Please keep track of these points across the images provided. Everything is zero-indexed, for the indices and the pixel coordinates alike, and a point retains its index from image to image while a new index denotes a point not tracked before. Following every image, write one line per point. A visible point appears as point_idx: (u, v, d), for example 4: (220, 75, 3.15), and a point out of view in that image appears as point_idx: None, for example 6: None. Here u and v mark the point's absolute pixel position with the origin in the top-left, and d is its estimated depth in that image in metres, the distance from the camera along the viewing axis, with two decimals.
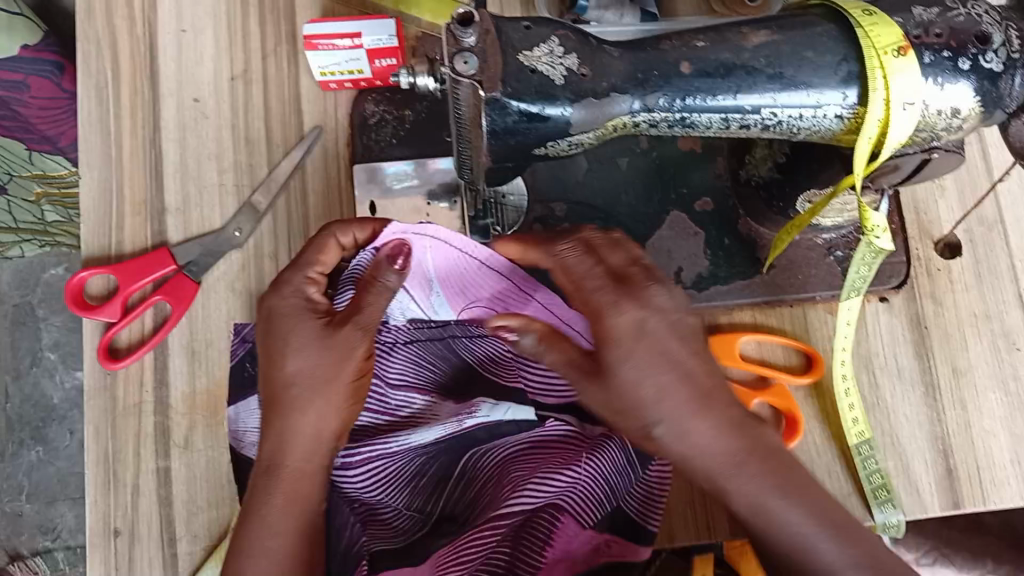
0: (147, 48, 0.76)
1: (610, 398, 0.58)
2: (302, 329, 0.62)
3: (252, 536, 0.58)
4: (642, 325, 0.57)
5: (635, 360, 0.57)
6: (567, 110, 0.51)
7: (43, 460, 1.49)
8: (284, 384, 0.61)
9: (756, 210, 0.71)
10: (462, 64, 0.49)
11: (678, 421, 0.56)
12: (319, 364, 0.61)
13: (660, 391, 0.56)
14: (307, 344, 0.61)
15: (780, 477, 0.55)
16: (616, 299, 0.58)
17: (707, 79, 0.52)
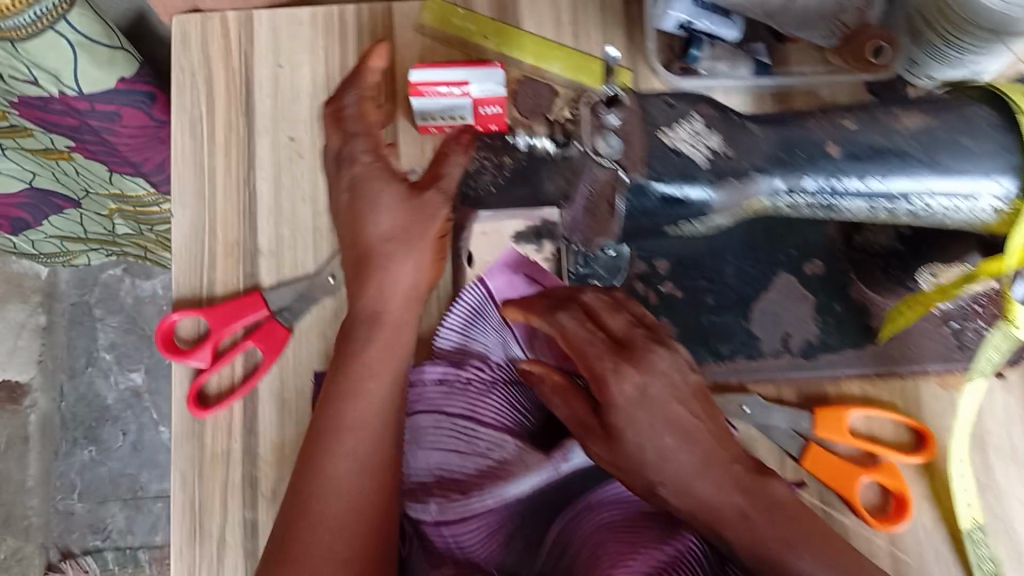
0: (243, 82, 0.74)
1: (616, 456, 0.60)
2: (387, 194, 0.60)
3: (335, 443, 0.59)
4: (643, 390, 0.59)
5: (642, 425, 0.58)
6: (707, 192, 0.48)
7: (96, 459, 1.45)
8: (370, 244, 0.60)
9: (872, 276, 0.69)
10: (603, 143, 0.46)
11: (687, 482, 0.59)
12: (405, 219, 0.60)
13: (661, 455, 0.59)
14: (391, 203, 0.60)
15: (787, 529, 0.59)
16: (616, 365, 0.59)
17: (857, 163, 0.49)
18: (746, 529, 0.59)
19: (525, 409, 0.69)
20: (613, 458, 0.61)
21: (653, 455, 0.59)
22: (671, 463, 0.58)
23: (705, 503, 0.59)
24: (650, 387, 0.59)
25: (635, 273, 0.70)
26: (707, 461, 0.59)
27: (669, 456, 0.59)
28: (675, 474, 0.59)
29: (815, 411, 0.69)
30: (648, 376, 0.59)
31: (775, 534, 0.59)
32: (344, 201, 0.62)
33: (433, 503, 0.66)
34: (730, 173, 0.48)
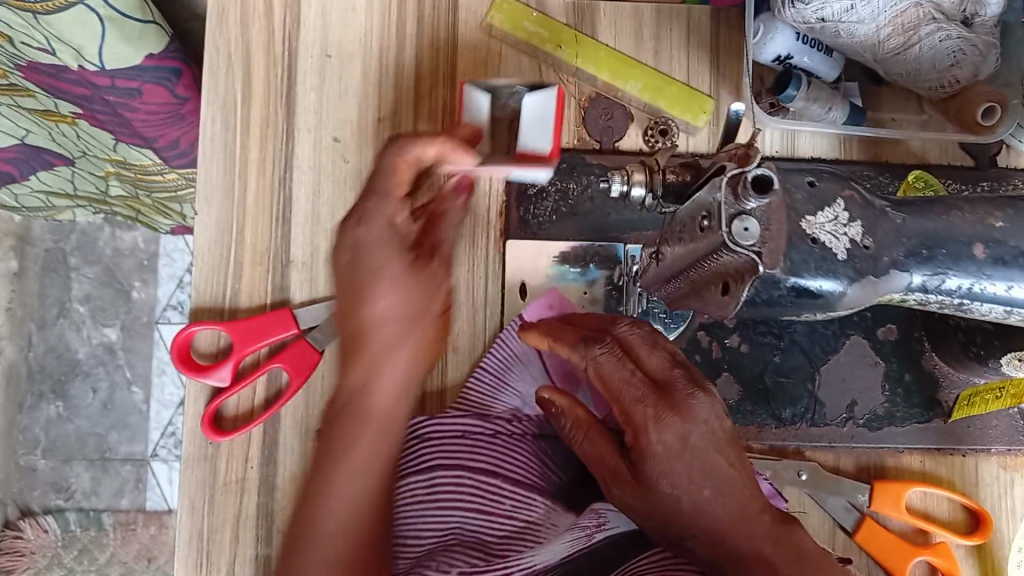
0: (285, 71, 0.66)
1: (646, 508, 0.51)
2: (388, 262, 0.53)
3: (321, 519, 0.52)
4: (684, 439, 0.50)
5: (678, 476, 0.50)
6: (843, 287, 0.43)
7: (64, 416, 1.29)
8: (365, 327, 0.53)
9: (948, 348, 0.64)
10: (741, 231, 0.40)
11: (721, 537, 0.50)
12: (409, 300, 0.53)
13: (696, 504, 0.50)
14: (394, 279, 0.53)
15: None
16: (656, 412, 0.50)
17: (1002, 269, 0.44)
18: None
19: (555, 467, 0.64)
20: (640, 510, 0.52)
21: (687, 508, 0.50)
22: (704, 520, 0.50)
23: (740, 558, 0.50)
24: (693, 436, 0.50)
25: (700, 322, 0.65)
26: (741, 512, 0.50)
27: (704, 510, 0.50)
28: (708, 527, 0.50)
29: (872, 484, 0.65)
30: (688, 424, 0.51)
31: None
32: (344, 264, 0.54)
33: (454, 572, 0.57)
34: (869, 269, 0.43)
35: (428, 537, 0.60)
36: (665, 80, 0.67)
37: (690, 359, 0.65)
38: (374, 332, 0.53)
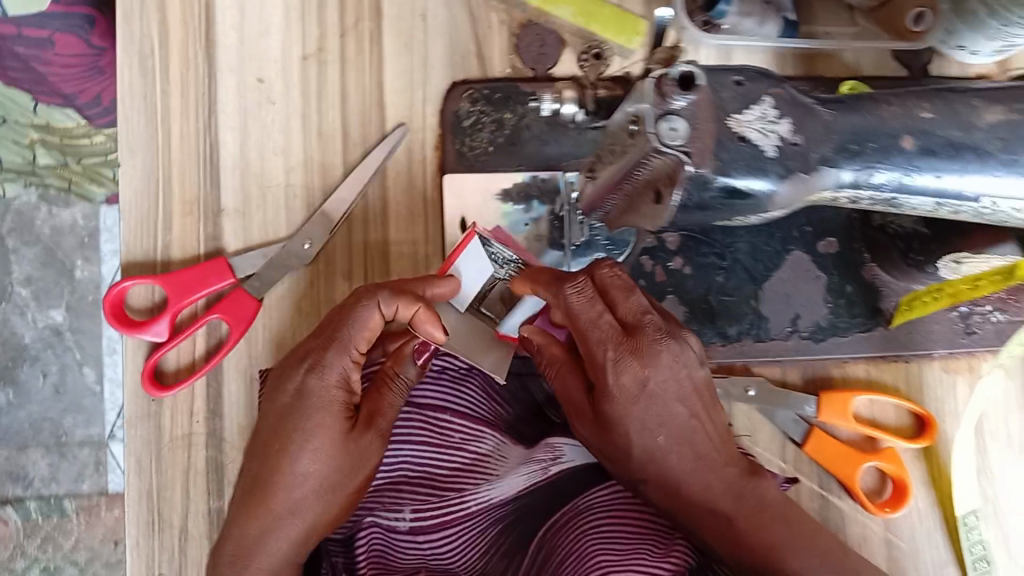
0: (202, 11, 0.64)
1: (602, 443, 0.57)
2: (326, 431, 0.55)
3: None
4: (643, 383, 0.54)
5: (635, 420, 0.55)
6: (773, 185, 0.43)
7: (14, 404, 1.24)
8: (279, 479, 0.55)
9: (888, 256, 0.66)
10: (667, 129, 0.40)
11: (670, 477, 0.57)
12: (329, 475, 0.55)
13: (650, 451, 0.56)
14: (323, 455, 0.55)
15: (779, 528, 0.58)
16: (617, 357, 0.54)
17: (931, 159, 0.44)
18: (724, 526, 0.58)
19: (502, 399, 0.65)
20: (599, 443, 0.57)
21: (640, 450, 0.56)
22: (656, 462, 0.57)
23: (690, 496, 0.58)
24: (651, 383, 0.54)
25: (642, 246, 0.65)
26: (697, 460, 0.57)
27: (658, 454, 0.56)
28: (660, 468, 0.57)
29: (819, 395, 0.66)
30: (650, 371, 0.54)
31: (759, 534, 0.58)
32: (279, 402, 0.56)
33: (408, 513, 0.62)
34: (799, 166, 0.43)
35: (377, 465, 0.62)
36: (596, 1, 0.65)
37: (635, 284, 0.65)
38: (293, 490, 0.55)
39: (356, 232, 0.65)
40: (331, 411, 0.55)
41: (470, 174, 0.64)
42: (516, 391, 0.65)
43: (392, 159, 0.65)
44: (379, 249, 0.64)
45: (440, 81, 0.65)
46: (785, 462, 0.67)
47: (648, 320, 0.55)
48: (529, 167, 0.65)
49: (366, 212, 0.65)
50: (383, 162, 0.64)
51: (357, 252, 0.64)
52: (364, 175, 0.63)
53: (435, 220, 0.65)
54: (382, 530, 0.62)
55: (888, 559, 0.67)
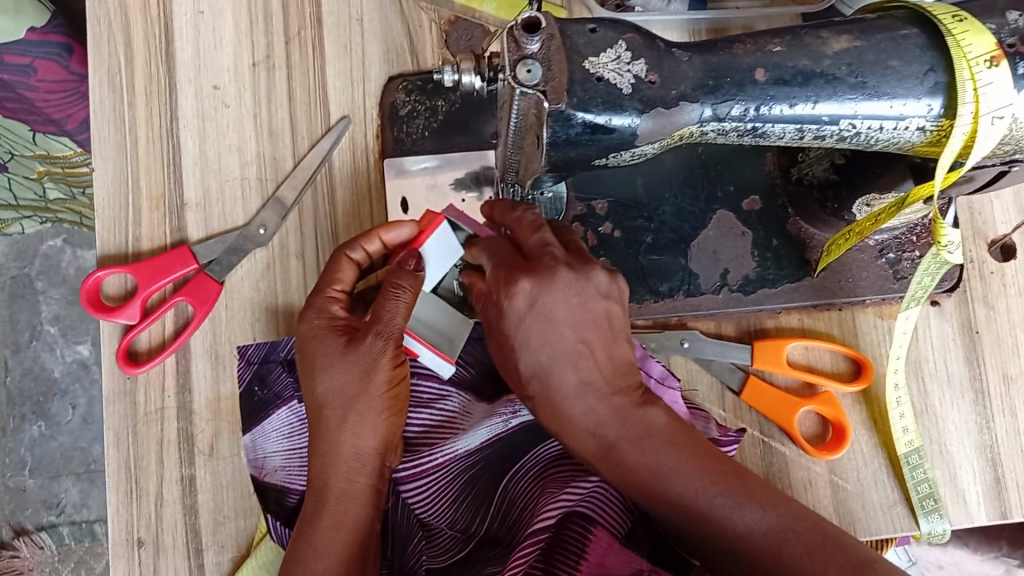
0: (161, 30, 0.71)
1: (502, 362, 0.57)
2: (324, 348, 0.59)
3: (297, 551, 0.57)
4: (534, 302, 0.53)
5: (525, 340, 0.54)
6: (634, 120, 0.47)
7: (47, 435, 1.31)
8: (316, 407, 0.59)
9: (809, 209, 0.69)
10: (525, 72, 0.45)
11: (560, 403, 0.54)
12: (348, 380, 0.59)
13: (544, 372, 0.54)
14: (332, 363, 0.59)
15: (673, 451, 0.54)
16: (513, 277, 0.53)
17: (784, 88, 0.48)
18: (620, 460, 0.54)
19: (465, 360, 0.67)
20: (503, 365, 0.57)
21: (528, 369, 0.54)
22: (544, 381, 0.54)
23: (574, 423, 0.55)
24: (539, 304, 0.53)
25: (573, 215, 0.69)
26: (585, 383, 0.54)
27: (548, 375, 0.54)
28: (549, 390, 0.54)
29: (753, 345, 0.69)
30: (540, 289, 0.53)
31: (644, 459, 0.54)
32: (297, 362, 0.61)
33: None
34: (657, 102, 0.48)
35: None
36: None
37: None
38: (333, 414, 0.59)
39: (305, 219, 0.70)
40: (326, 335, 0.60)
41: (408, 159, 0.69)
42: (479, 354, 0.67)
43: (337, 151, 0.71)
44: (328, 232, 0.70)
45: (378, 76, 0.72)
46: (725, 411, 0.70)
47: (550, 253, 0.55)
48: (463, 148, 0.70)
49: (316, 199, 0.71)
50: (330, 152, 0.71)
51: (309, 236, 0.70)
52: (311, 166, 0.70)
53: (380, 204, 0.71)
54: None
55: (834, 502, 0.68)
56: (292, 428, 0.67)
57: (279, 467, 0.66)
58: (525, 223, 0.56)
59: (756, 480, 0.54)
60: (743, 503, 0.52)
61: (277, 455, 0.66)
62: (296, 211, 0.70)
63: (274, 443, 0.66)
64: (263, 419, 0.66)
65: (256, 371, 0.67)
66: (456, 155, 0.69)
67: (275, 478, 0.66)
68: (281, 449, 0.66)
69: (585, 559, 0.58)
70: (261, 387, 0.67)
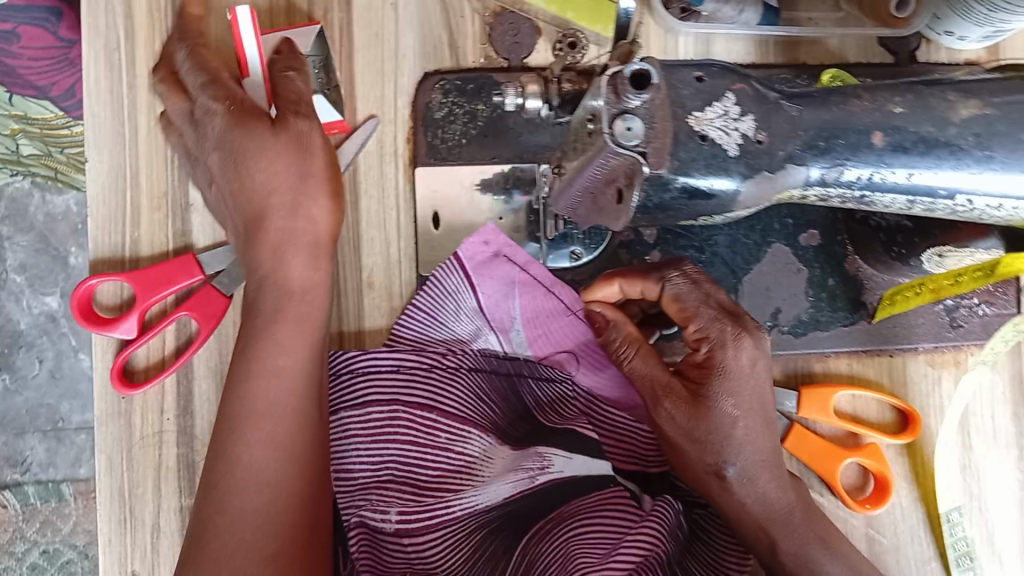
0: (168, 4, 0.63)
1: (692, 424, 0.55)
2: (258, 131, 0.53)
3: (251, 373, 0.52)
4: (754, 363, 0.54)
5: (742, 396, 0.54)
6: (736, 184, 0.41)
7: (10, 389, 1.16)
8: (256, 197, 0.53)
9: (871, 249, 0.64)
10: (622, 128, 0.38)
11: (756, 470, 0.56)
12: (286, 163, 0.53)
13: (748, 434, 0.55)
14: (266, 145, 0.53)
15: (821, 531, 0.58)
16: (734, 333, 0.54)
17: (902, 156, 0.43)
18: (792, 533, 0.57)
19: (492, 400, 0.61)
20: (691, 429, 0.55)
21: (741, 434, 0.55)
22: (750, 446, 0.55)
23: (755, 493, 0.56)
24: (760, 365, 0.54)
25: (619, 240, 0.64)
26: (769, 454, 0.56)
27: (750, 432, 0.55)
28: (741, 445, 0.55)
29: (799, 391, 0.65)
30: (759, 350, 0.54)
31: (806, 534, 0.58)
32: (217, 160, 0.54)
33: (394, 514, 0.58)
34: (763, 164, 0.42)
35: (361, 469, 0.59)
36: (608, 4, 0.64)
37: None
38: (275, 289, 0.54)
39: None
40: (236, 120, 0.53)
41: (449, 168, 0.63)
42: (506, 394, 0.62)
43: (362, 155, 0.63)
44: (350, 245, 0.63)
45: (411, 71, 0.64)
46: None
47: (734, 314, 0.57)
48: (508, 161, 0.63)
49: None
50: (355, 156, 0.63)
51: None
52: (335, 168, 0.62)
53: (407, 213, 0.64)
54: (368, 534, 0.58)
55: (868, 554, 0.66)
56: None
57: None
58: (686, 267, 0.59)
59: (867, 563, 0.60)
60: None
61: None
62: None
63: None
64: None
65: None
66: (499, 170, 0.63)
67: None
68: None
69: None
70: None
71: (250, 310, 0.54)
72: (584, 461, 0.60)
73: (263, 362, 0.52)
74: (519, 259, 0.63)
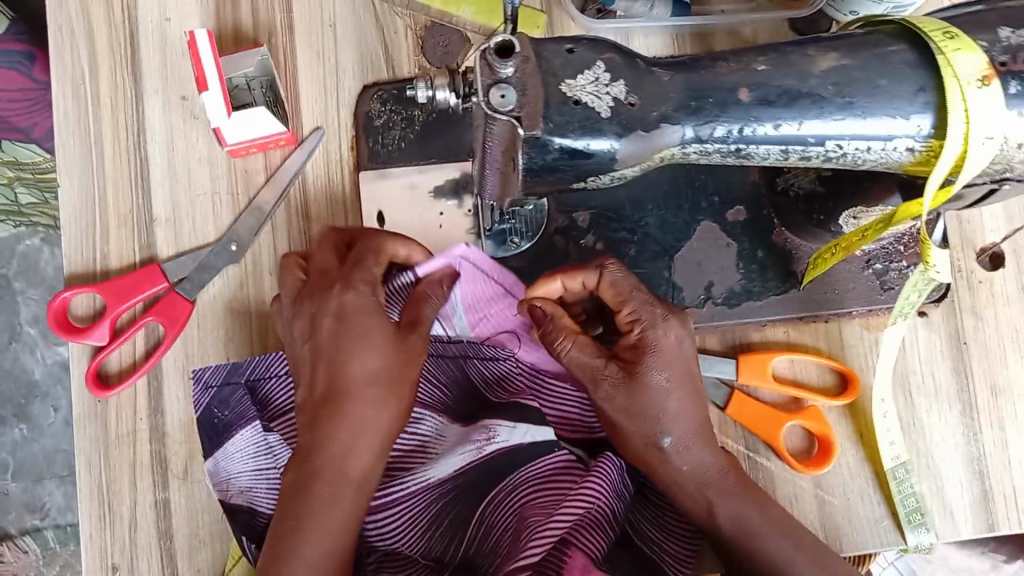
0: (127, 38, 0.69)
1: (631, 400, 0.58)
2: (346, 297, 0.58)
3: (326, 452, 0.56)
4: (681, 342, 0.59)
5: (674, 371, 0.58)
6: (612, 144, 0.45)
7: (29, 438, 1.15)
8: (342, 388, 0.57)
9: (795, 221, 0.67)
10: (498, 97, 0.43)
11: (692, 440, 0.59)
12: (385, 364, 0.57)
13: (680, 408, 0.58)
14: (375, 342, 0.57)
15: (756, 498, 0.60)
16: (663, 315, 0.59)
17: (768, 108, 0.47)
18: (731, 498, 0.59)
19: (443, 383, 0.65)
20: (630, 407, 0.58)
21: (675, 406, 0.58)
22: (682, 419, 0.58)
23: (692, 463, 0.59)
24: (686, 342, 0.59)
25: (555, 227, 0.68)
26: (700, 426, 0.59)
27: (681, 404, 0.58)
28: (673, 416, 0.58)
29: (737, 358, 0.68)
30: (686, 329, 0.59)
31: (740, 502, 0.59)
32: (322, 327, 0.58)
33: None
34: (637, 124, 0.46)
35: None
36: (536, 13, 0.69)
37: (550, 263, 0.67)
38: (338, 387, 0.57)
39: (279, 232, 0.68)
40: (377, 310, 0.58)
41: (390, 169, 0.68)
42: (455, 375, 0.66)
43: (310, 164, 0.69)
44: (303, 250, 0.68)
45: (352, 85, 0.70)
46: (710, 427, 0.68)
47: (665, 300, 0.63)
48: (445, 160, 0.68)
49: (289, 213, 0.69)
50: (303, 165, 0.68)
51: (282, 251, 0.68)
52: (286, 177, 0.68)
53: (356, 218, 0.69)
54: None
55: (821, 516, 0.67)
56: (256, 449, 0.63)
57: (244, 490, 0.62)
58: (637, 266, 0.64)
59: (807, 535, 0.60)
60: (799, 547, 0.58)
61: (240, 476, 0.63)
62: (269, 224, 0.68)
63: (240, 464, 0.63)
64: (225, 441, 0.63)
65: (214, 394, 0.64)
66: (439, 171, 0.67)
67: (240, 498, 0.62)
68: (246, 469, 0.63)
69: None
70: (220, 409, 0.64)
71: (321, 409, 0.57)
72: (528, 429, 0.63)
73: (331, 444, 0.56)
74: (457, 256, 0.64)
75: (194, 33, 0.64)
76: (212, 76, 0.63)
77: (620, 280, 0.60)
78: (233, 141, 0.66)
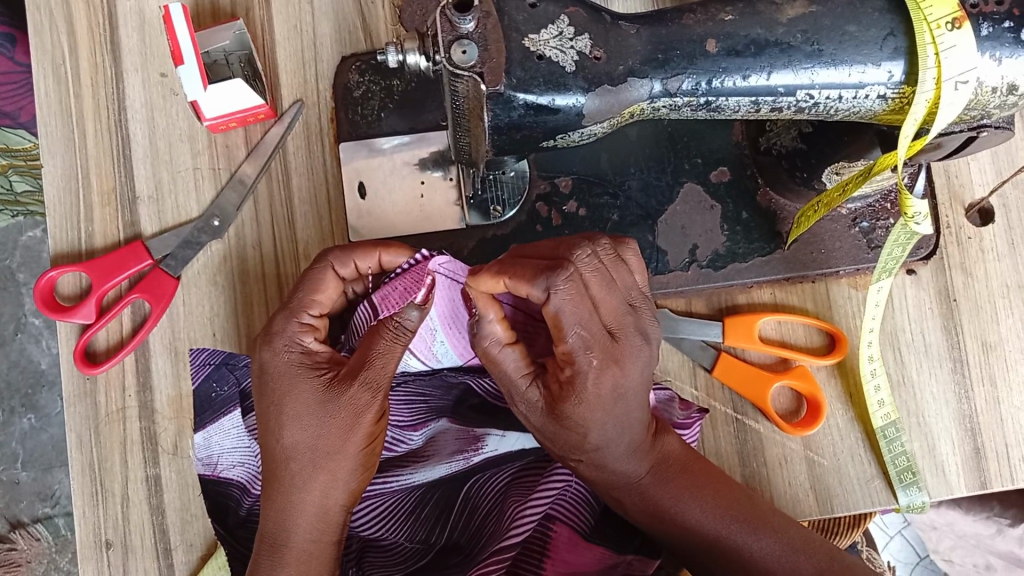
0: (105, 18, 0.69)
1: (551, 431, 0.52)
2: (267, 363, 0.54)
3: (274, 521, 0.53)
4: (618, 388, 0.50)
5: (596, 422, 0.51)
6: (579, 99, 0.45)
7: (37, 428, 1.16)
8: (280, 462, 0.53)
9: (779, 180, 0.66)
10: (460, 54, 0.43)
11: (609, 462, 0.54)
12: (323, 434, 0.52)
13: (606, 441, 0.52)
14: (305, 412, 0.52)
15: (704, 486, 0.57)
16: (602, 364, 0.48)
17: (736, 59, 0.46)
18: (654, 496, 0.57)
19: (434, 395, 0.64)
20: (546, 429, 0.53)
21: (597, 440, 0.52)
22: (609, 447, 0.53)
23: (614, 470, 0.55)
24: (625, 390, 0.50)
25: (536, 194, 0.67)
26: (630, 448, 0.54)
27: (605, 444, 0.53)
28: (595, 449, 0.53)
29: (724, 321, 0.68)
30: (625, 378, 0.50)
31: (669, 491, 0.57)
32: (257, 390, 0.54)
33: None
34: (603, 79, 0.45)
35: None
36: None
37: (532, 230, 0.67)
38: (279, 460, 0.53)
39: (262, 207, 0.68)
40: (297, 376, 0.53)
41: (372, 140, 0.67)
42: (442, 386, 0.63)
43: (290, 137, 0.69)
44: (286, 225, 0.68)
45: (331, 58, 0.70)
46: (697, 390, 0.69)
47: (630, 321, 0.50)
48: (428, 126, 0.67)
49: (270, 187, 0.69)
50: (283, 139, 0.69)
51: (265, 224, 0.68)
52: (267, 151, 0.68)
53: (338, 191, 0.69)
54: None
55: (811, 478, 0.67)
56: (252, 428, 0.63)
57: (236, 466, 0.63)
58: (613, 250, 0.50)
59: (764, 504, 0.58)
60: (756, 531, 0.56)
61: (231, 453, 0.63)
62: (250, 200, 0.68)
63: (232, 441, 0.63)
64: (219, 417, 0.63)
65: (212, 370, 0.64)
66: (428, 135, 0.67)
67: (233, 475, 0.63)
68: (239, 446, 0.63)
69: (549, 557, 0.57)
70: (214, 388, 0.64)
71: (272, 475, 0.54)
72: (520, 437, 0.63)
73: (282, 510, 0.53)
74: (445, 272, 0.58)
75: (169, 9, 0.63)
76: (188, 45, 0.63)
77: (563, 312, 0.47)
78: (212, 116, 0.66)
